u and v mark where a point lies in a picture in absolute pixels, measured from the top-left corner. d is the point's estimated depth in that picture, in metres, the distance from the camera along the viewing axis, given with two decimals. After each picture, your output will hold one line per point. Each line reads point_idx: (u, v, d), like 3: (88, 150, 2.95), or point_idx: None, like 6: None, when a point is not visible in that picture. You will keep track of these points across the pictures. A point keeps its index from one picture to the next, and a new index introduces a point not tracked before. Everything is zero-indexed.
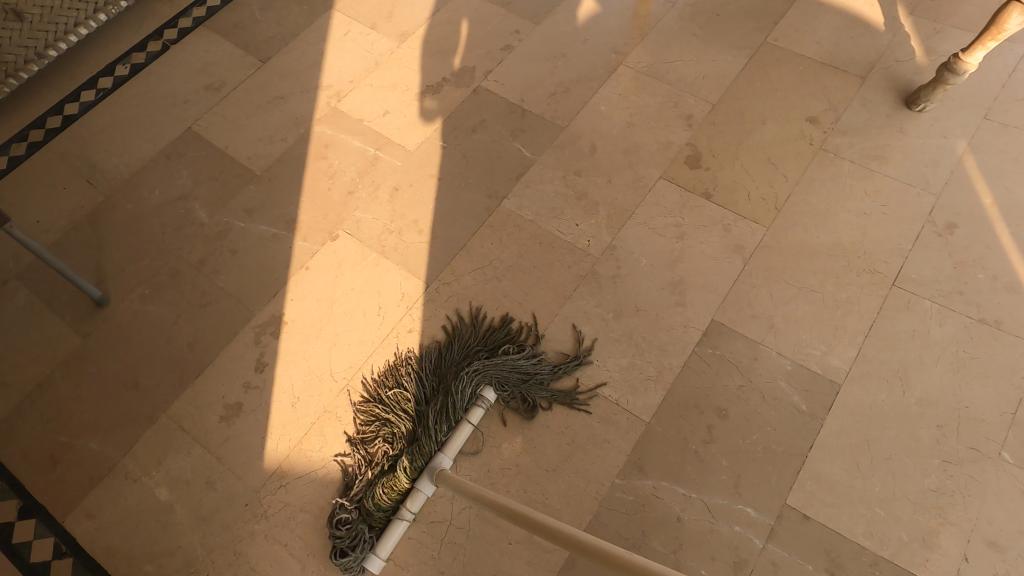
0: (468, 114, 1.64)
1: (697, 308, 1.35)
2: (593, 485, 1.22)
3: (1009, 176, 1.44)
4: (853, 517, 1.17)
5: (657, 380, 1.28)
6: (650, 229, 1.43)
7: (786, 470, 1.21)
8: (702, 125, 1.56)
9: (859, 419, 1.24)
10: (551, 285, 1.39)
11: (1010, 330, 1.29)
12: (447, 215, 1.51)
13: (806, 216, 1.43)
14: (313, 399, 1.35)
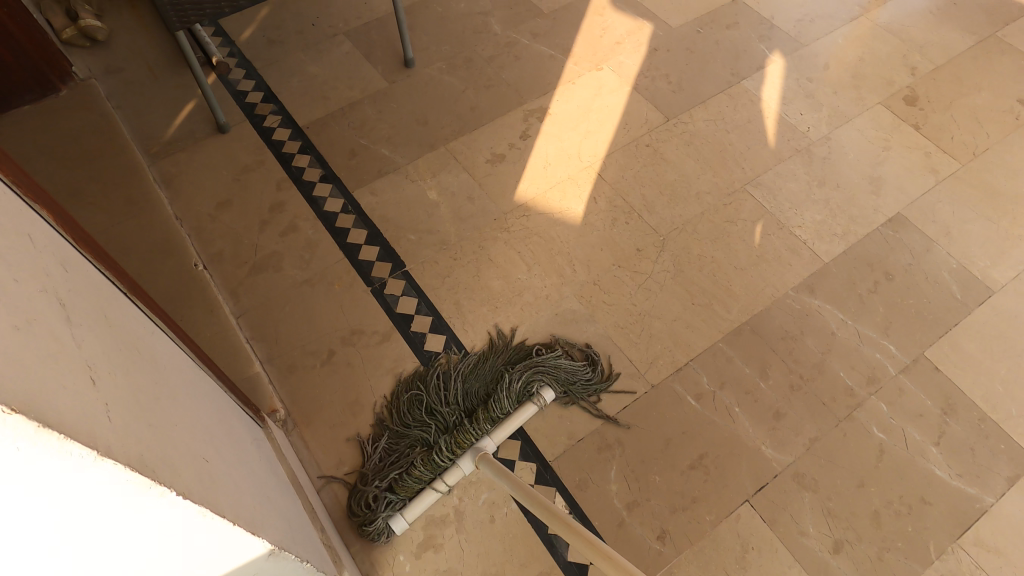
0: (727, 16, 2.05)
1: (887, 201, 1.69)
2: (769, 288, 1.57)
3: None
4: (974, 382, 1.45)
5: (842, 237, 1.64)
6: (862, 135, 1.80)
7: (932, 332, 1.51)
8: (922, 76, 1.92)
9: (1000, 318, 1.53)
10: (769, 148, 1.77)
11: None
12: (693, 78, 1.88)
13: (1000, 165, 1.75)
14: (561, 167, 1.72)
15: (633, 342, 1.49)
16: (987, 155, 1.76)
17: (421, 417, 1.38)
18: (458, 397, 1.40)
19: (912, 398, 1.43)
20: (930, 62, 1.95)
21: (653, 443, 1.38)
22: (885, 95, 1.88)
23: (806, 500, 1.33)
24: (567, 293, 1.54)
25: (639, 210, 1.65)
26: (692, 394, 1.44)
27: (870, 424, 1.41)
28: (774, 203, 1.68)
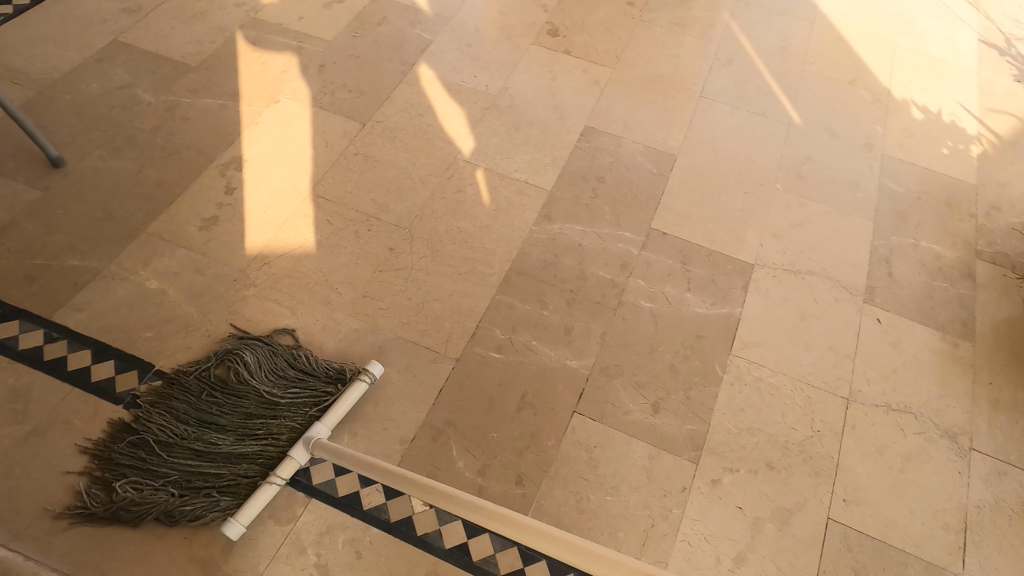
0: (372, 13, 2.14)
1: (573, 121, 1.99)
2: (515, 232, 1.78)
3: (763, 29, 2.23)
4: (695, 230, 1.78)
5: (551, 166, 1.90)
6: (529, 74, 2.07)
7: (648, 208, 1.82)
8: (554, 10, 2.24)
9: (688, 174, 1.87)
10: (463, 113, 1.96)
11: (774, 116, 2.00)
12: (366, 78, 1.97)
13: (636, 60, 2.13)
14: (281, 204, 1.71)
15: (422, 331, 1.61)
16: (625, 55, 2.14)
17: (230, 450, 1.36)
18: (225, 412, 1.40)
19: (656, 266, 1.73)
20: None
21: (483, 405, 1.53)
22: (533, 36, 2.16)
23: (618, 386, 1.57)
24: (342, 316, 1.59)
25: (374, 215, 1.74)
26: (493, 350, 1.60)
27: (637, 303, 1.67)
28: (486, 160, 1.88)
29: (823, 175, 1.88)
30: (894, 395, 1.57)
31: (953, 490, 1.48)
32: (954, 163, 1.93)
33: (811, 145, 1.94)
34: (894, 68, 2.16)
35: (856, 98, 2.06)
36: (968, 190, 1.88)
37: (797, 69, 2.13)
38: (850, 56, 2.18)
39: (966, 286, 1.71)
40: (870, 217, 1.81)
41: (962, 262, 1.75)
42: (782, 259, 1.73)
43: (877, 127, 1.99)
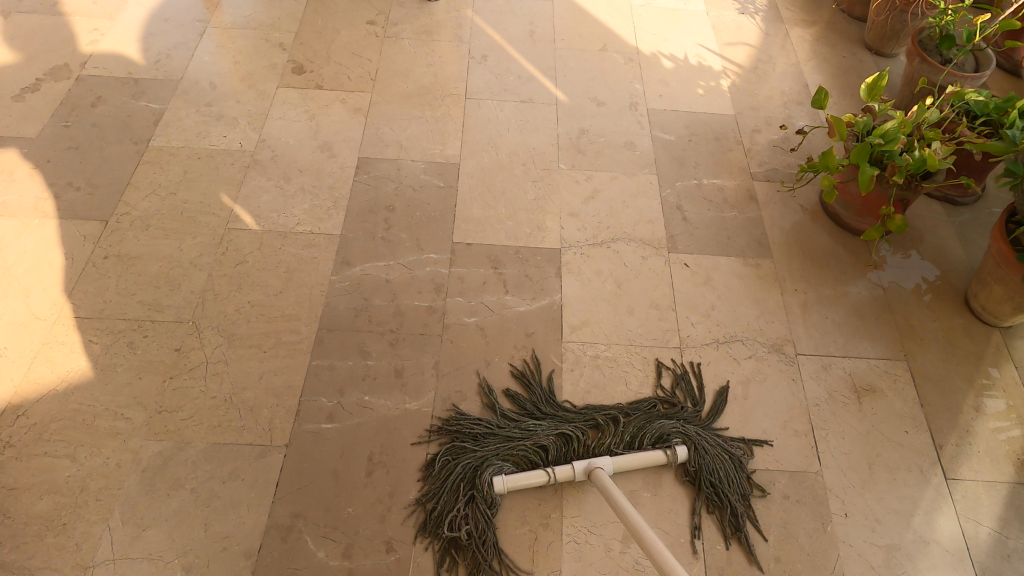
0: (82, 94, 2.05)
1: (346, 155, 1.91)
2: (317, 289, 1.65)
3: (509, 23, 2.29)
4: (497, 231, 1.75)
5: (336, 208, 1.80)
6: (286, 120, 2.00)
7: (447, 223, 1.76)
8: (293, 47, 2.21)
9: (476, 178, 1.85)
10: (223, 180, 1.87)
11: (540, 101, 2.04)
12: (101, 168, 1.88)
13: (393, 75, 2.12)
14: (25, 340, 1.56)
15: (240, 430, 1.46)
16: (382, 75, 2.12)
17: (476, 458, 1.41)
18: (491, 439, 1.43)
19: (470, 277, 1.67)
20: (288, 34, 2.25)
21: (327, 483, 1.39)
22: (278, 78, 2.12)
23: (464, 411, 1.48)
24: (139, 442, 1.44)
25: (147, 317, 1.61)
26: (325, 421, 1.47)
27: (461, 322, 1.60)
28: (264, 221, 1.78)
29: (598, 144, 1.93)
30: (719, 330, 1.62)
31: (795, 396, 1.55)
32: (711, 100, 2.07)
33: (580, 118, 1.99)
34: (634, 26, 2.28)
35: (608, 63, 2.15)
36: (730, 120, 2.02)
37: (551, 48, 2.20)
38: (591, 25, 2.28)
39: (752, 209, 1.83)
40: (652, 170, 1.88)
41: (741, 187, 1.87)
42: (584, 235, 1.75)
43: (636, 86, 2.09)
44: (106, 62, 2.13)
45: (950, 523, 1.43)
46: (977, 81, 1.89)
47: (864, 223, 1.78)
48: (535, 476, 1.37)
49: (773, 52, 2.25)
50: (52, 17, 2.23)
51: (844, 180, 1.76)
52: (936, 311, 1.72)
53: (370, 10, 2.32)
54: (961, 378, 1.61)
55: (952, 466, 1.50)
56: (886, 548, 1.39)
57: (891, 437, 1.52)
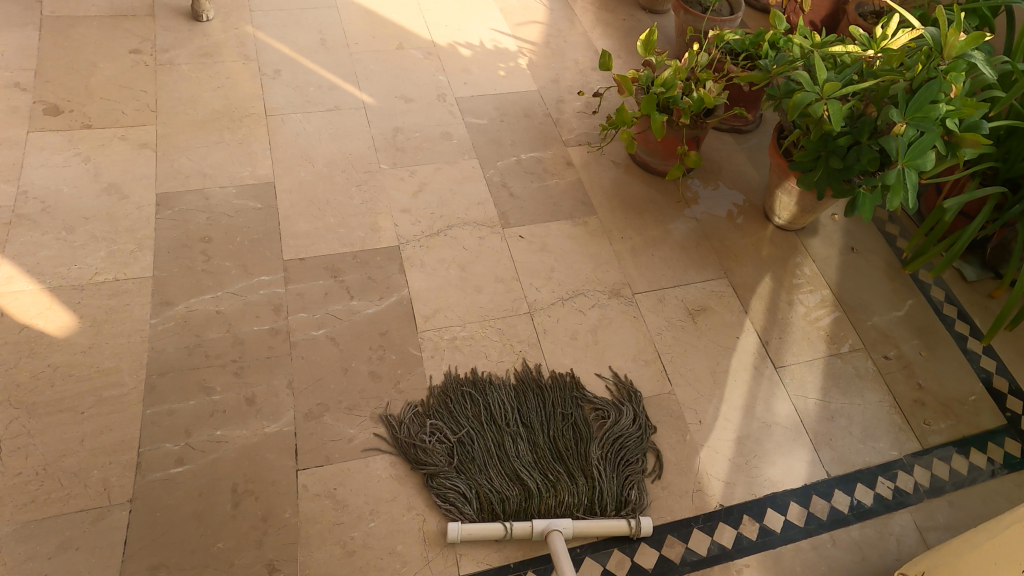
0: None
1: (140, 194, 1.76)
2: (134, 336, 1.51)
3: (293, 34, 2.26)
4: (329, 241, 1.71)
5: (141, 249, 1.65)
6: (53, 166, 1.80)
7: (274, 242, 1.70)
8: (38, 85, 2.01)
9: (296, 193, 1.80)
10: None
11: (347, 106, 2.03)
12: None
13: (178, 106, 2.01)
14: None
15: (64, 499, 1.29)
16: (164, 105, 2.01)
17: (456, 459, 1.43)
18: (463, 441, 1.46)
19: (311, 291, 1.62)
20: (25, 73, 2.04)
21: (188, 528, 1.29)
22: (24, 121, 1.91)
23: (331, 420, 1.44)
24: None
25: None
26: (173, 466, 1.35)
27: (309, 336, 1.55)
28: (50, 275, 1.58)
29: (414, 138, 1.96)
30: (562, 289, 1.72)
31: (640, 331, 1.69)
32: (515, 80, 2.15)
33: (391, 116, 2.01)
34: (427, 21, 2.32)
35: (408, 60, 2.17)
36: (536, 97, 2.11)
37: (346, 53, 2.19)
38: (384, 26, 2.29)
39: (570, 173, 1.94)
40: (473, 155, 1.94)
41: (558, 156, 1.96)
42: (419, 228, 1.77)
43: (440, 78, 2.13)
44: None
45: (785, 404, 1.63)
46: (734, 23, 2.09)
47: (667, 166, 1.93)
48: (492, 527, 1.33)
49: (561, 26, 2.36)
50: None
51: (642, 130, 1.87)
52: (745, 229, 1.92)
53: (132, 39, 2.21)
54: (768, 280, 1.83)
55: (778, 357, 1.71)
56: (739, 439, 1.56)
57: (728, 343, 1.71)
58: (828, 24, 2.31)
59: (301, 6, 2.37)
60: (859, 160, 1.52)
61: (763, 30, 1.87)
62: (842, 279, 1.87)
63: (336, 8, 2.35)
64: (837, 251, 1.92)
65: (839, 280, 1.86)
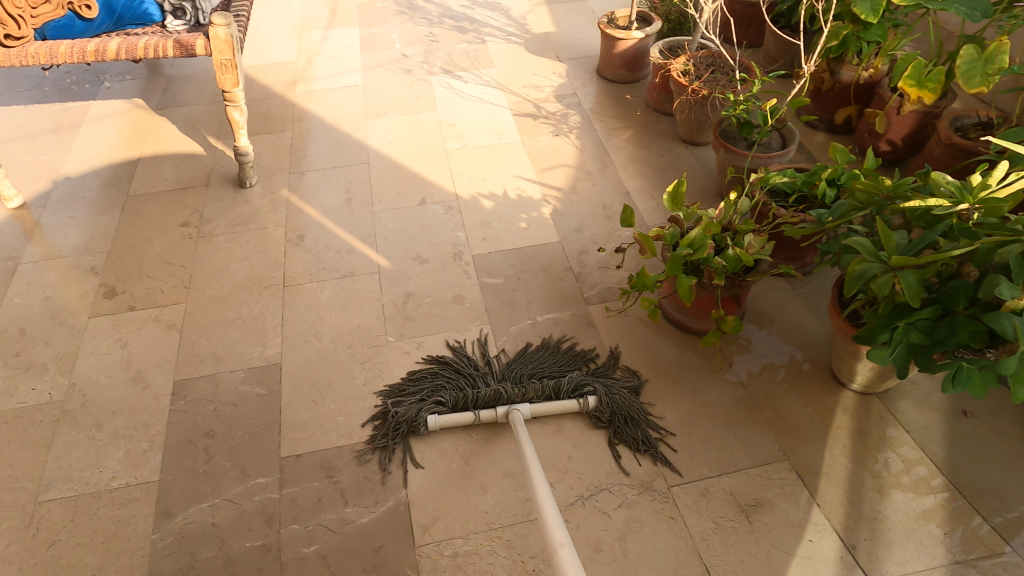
0: None
1: (159, 383, 1.77)
2: (137, 556, 1.46)
3: (320, 194, 2.25)
4: (328, 433, 1.61)
5: (153, 448, 1.64)
6: (97, 353, 1.88)
7: (272, 435, 1.62)
8: (105, 268, 2.13)
9: (300, 374, 1.73)
10: (32, 445, 1.68)
11: (363, 272, 1.96)
12: None
13: (208, 280, 2.02)
14: None
15: None
16: (196, 280, 2.02)
17: (438, 380, 1.67)
18: (448, 366, 1.70)
19: (306, 497, 1.51)
20: (99, 256, 2.18)
21: None
22: (88, 307, 2.01)
23: None
24: None
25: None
26: None
27: (299, 555, 1.42)
28: (76, 483, 1.60)
29: (425, 304, 1.86)
30: (582, 483, 1.52)
31: (679, 537, 1.44)
32: (535, 232, 2.04)
33: (404, 280, 1.93)
34: (453, 171, 2.29)
35: (428, 216, 2.12)
36: (556, 249, 1.98)
37: (369, 212, 2.16)
38: (410, 179, 2.27)
39: (592, 336, 1.78)
40: (484, 321, 1.81)
41: (578, 316, 1.82)
42: (420, 412, 1.63)
43: (458, 234, 2.05)
44: None
45: None
46: (784, 157, 1.93)
47: (705, 325, 1.74)
48: (463, 416, 1.59)
49: (589, 168, 2.26)
50: None
51: (669, 291, 1.70)
52: (805, 395, 1.68)
53: (184, 212, 2.29)
54: (856, 465, 1.55)
55: (872, 565, 1.39)
56: None
57: (787, 549, 1.41)
58: (912, 141, 2.13)
59: (333, 162, 2.39)
60: (955, 334, 1.32)
61: (818, 170, 1.70)
62: (951, 456, 1.56)
63: (365, 163, 2.37)
64: (922, 424, 1.62)
65: (948, 458, 1.56)
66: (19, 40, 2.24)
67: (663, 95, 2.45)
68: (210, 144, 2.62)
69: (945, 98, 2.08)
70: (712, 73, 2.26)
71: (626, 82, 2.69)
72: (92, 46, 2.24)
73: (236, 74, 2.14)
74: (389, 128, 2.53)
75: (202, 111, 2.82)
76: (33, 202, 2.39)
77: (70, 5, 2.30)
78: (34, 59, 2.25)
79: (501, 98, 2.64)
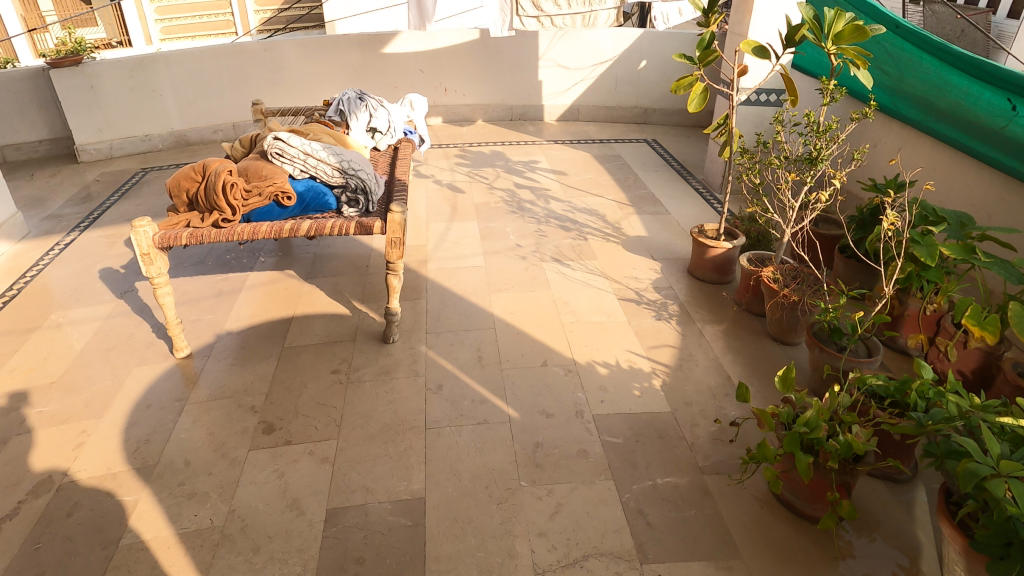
0: (60, 494, 2.04)
1: (313, 510, 1.94)
2: None
3: (455, 352, 2.59)
4: (469, 565, 1.74)
5: (306, 569, 1.76)
6: (256, 483, 2.04)
7: (417, 563, 1.76)
8: (264, 407, 2.37)
9: (443, 508, 1.91)
10: (192, 561, 1.80)
11: (495, 420, 2.22)
12: (65, 568, 1.79)
13: (356, 419, 2.28)
14: None
15: None
16: (347, 419, 2.28)
17: None
18: None
19: None
20: (258, 396, 2.43)
21: None
22: (247, 443, 2.21)
23: None
24: None
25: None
26: None
27: None
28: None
29: (553, 455, 2.07)
30: None
31: None
32: (648, 400, 2.28)
33: (533, 430, 2.16)
34: (569, 341, 2.61)
35: (551, 376, 2.41)
36: (669, 417, 2.21)
37: (498, 368, 2.47)
38: (533, 344, 2.60)
39: (710, 503, 1.91)
40: (609, 475, 2.00)
41: (695, 483, 1.98)
42: (555, 555, 1.76)
43: (579, 394, 2.31)
44: (92, 459, 2.17)
45: None
46: (873, 364, 2.15)
47: (819, 509, 1.83)
48: None
49: (693, 353, 2.54)
50: (21, 422, 2.34)
51: (786, 467, 1.86)
52: None
53: (335, 360, 2.60)
54: None
55: None
56: None
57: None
58: (980, 375, 2.28)
59: (463, 325, 2.77)
60: None
61: (907, 380, 1.87)
62: None
63: (492, 329, 2.72)
64: None
65: None
66: (230, 223, 2.72)
67: (752, 296, 2.77)
68: (356, 308, 3.00)
69: (1006, 342, 2.27)
70: (798, 284, 2.56)
71: (715, 283, 3.06)
72: (287, 226, 2.68)
73: (401, 249, 2.57)
74: (512, 300, 2.94)
75: (346, 281, 3.24)
76: (198, 353, 2.69)
77: (274, 197, 2.82)
78: (238, 237, 2.66)
79: (605, 284, 3.05)
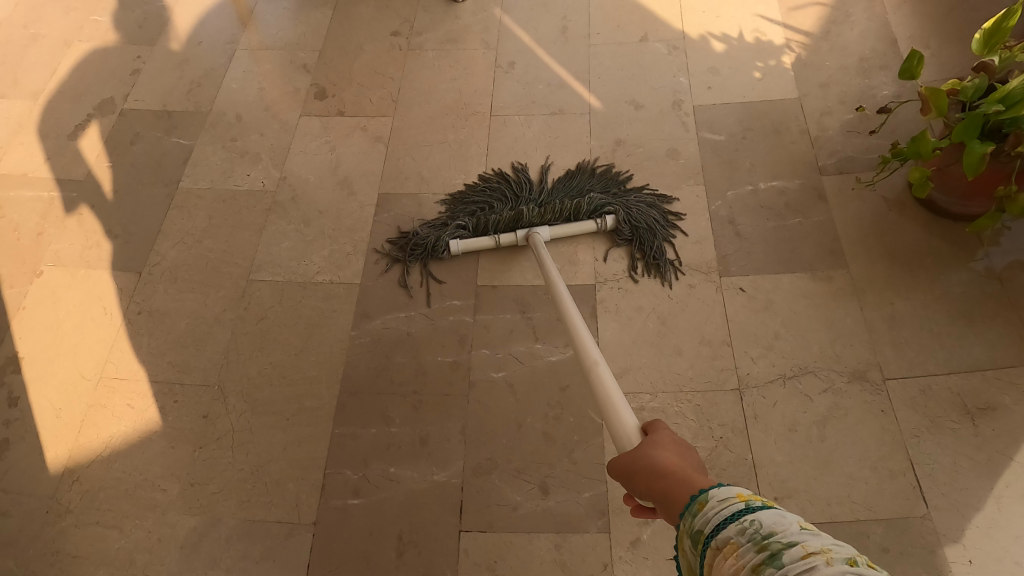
0: (123, 130, 1.99)
1: (365, 191, 1.79)
2: (336, 344, 1.55)
3: (538, 18, 2.09)
4: (523, 270, 1.60)
5: (356, 251, 1.69)
6: (307, 153, 1.89)
7: (467, 262, 1.63)
8: (316, 68, 2.08)
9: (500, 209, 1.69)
10: (246, 224, 1.77)
11: (571, 111, 1.85)
12: (135, 213, 1.82)
13: (415, 96, 1.97)
14: (74, 404, 1.54)
15: (267, 505, 1.38)
16: (404, 94, 1.98)
17: None
18: None
19: (498, 326, 1.53)
20: (312, 54, 2.11)
21: (355, 564, 1.31)
22: (299, 104, 2.00)
23: (498, 481, 1.35)
24: (176, 517, 1.39)
25: (176, 380, 1.55)
26: (351, 495, 1.37)
27: (488, 377, 1.47)
28: (284, 268, 1.68)
29: (634, 157, 1.73)
30: (786, 364, 1.41)
31: (886, 441, 1.31)
32: (770, 87, 1.79)
33: (614, 127, 1.79)
34: (682, 8, 2.01)
35: (650, 57, 1.91)
36: (793, 105, 1.75)
37: (585, 44, 1.99)
38: (634, 11, 2.03)
39: (822, 212, 1.58)
40: (700, 180, 1.66)
41: (808, 189, 1.61)
42: (623, 266, 1.57)
43: (680, 80, 1.85)
44: (148, 94, 2.06)
45: None
46: None
47: (975, 207, 1.46)
48: None
49: (850, 5, 1.89)
50: (69, 48, 2.17)
51: (945, 159, 1.43)
52: None
53: (395, 20, 2.17)
54: None
55: None
56: None
57: (1019, 468, 1.26)
58: None
59: None
60: None
61: None
62: None
63: None
64: None
65: None
66: None
67: None
68: None
69: None
70: None
71: None
72: None
73: None
74: None
75: None
76: None
77: None
78: None
79: None
